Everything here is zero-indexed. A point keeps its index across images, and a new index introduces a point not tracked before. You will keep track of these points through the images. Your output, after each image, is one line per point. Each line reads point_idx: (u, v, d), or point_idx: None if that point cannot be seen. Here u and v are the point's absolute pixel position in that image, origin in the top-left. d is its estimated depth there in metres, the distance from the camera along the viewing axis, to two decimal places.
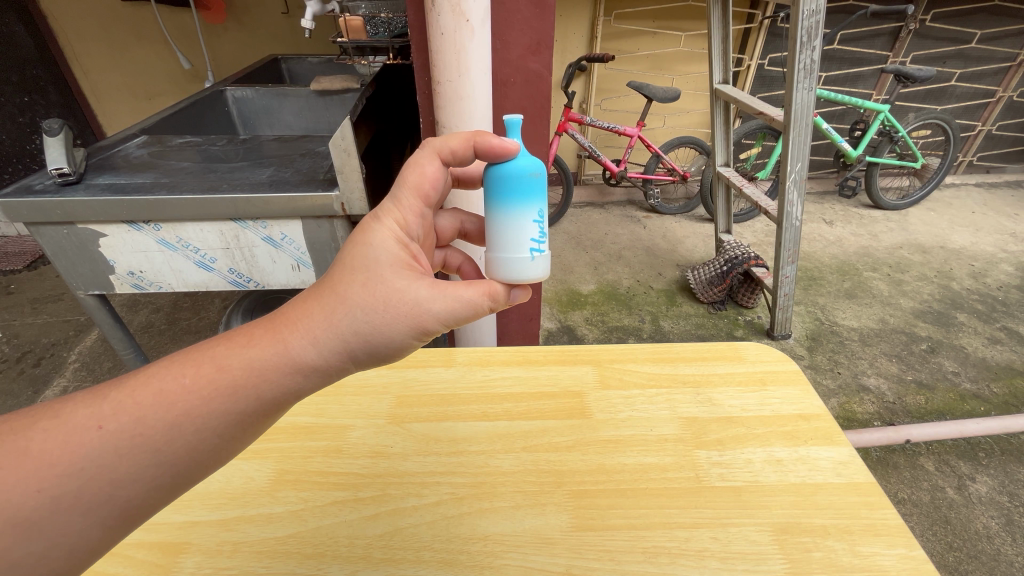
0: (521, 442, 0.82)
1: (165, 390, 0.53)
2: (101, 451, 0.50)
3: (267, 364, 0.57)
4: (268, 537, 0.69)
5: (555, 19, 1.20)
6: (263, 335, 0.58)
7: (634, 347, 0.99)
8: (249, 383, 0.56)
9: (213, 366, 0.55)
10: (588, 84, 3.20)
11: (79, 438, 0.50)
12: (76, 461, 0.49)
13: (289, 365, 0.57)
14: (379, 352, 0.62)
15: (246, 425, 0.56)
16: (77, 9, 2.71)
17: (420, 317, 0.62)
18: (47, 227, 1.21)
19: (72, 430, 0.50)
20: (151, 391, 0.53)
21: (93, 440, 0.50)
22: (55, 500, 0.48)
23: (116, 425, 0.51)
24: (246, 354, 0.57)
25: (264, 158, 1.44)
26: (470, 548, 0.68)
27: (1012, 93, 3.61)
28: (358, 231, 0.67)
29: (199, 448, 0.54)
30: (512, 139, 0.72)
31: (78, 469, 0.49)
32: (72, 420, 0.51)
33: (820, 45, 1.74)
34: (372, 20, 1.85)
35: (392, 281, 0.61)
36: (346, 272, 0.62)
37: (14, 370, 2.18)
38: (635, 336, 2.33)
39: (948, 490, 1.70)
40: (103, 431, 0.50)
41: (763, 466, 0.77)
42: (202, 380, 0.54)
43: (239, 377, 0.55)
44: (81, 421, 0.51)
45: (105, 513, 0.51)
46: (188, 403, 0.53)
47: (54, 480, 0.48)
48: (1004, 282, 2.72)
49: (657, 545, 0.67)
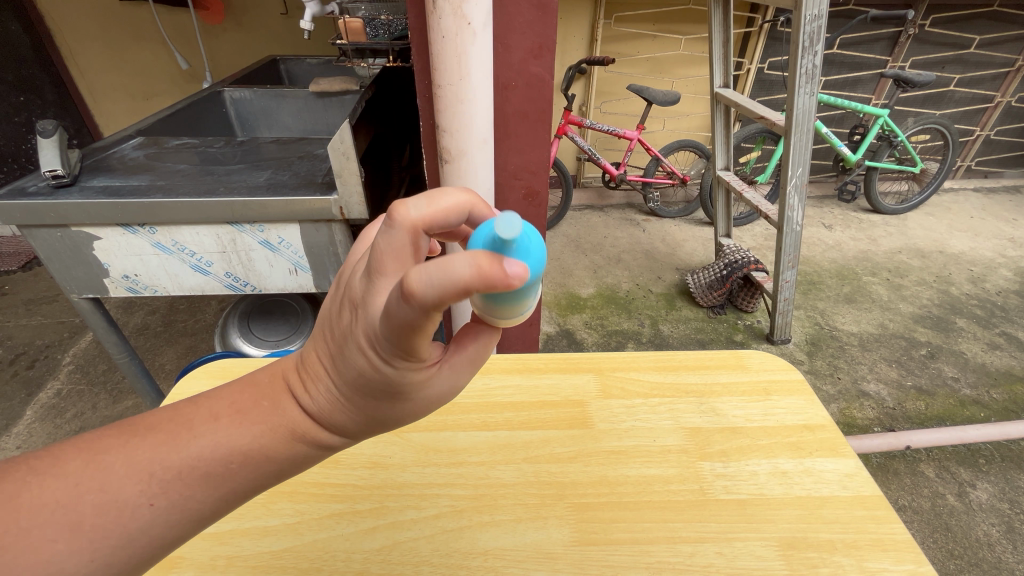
0: (521, 453, 0.80)
1: (214, 469, 0.43)
2: (153, 527, 0.42)
3: (303, 452, 0.46)
4: (262, 551, 0.68)
5: (557, 23, 1.19)
6: (293, 423, 0.45)
7: (637, 355, 0.97)
8: (292, 467, 0.47)
9: (258, 449, 0.44)
10: (588, 87, 3.19)
11: (128, 515, 0.41)
12: (126, 539, 0.41)
13: (320, 451, 0.47)
14: None
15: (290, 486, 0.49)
16: (73, 9, 2.69)
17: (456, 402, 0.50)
18: (40, 230, 1.19)
19: (116, 505, 0.41)
20: (197, 464, 0.43)
21: (144, 520, 0.41)
22: (105, 568, 0.41)
23: (170, 502, 0.42)
24: (284, 447, 0.45)
25: (262, 160, 1.42)
26: (470, 564, 0.66)
27: (1011, 98, 3.62)
28: (352, 348, 0.41)
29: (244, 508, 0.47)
30: (518, 264, 0.35)
31: (128, 541, 0.41)
32: (120, 491, 0.41)
33: (821, 50, 1.72)
34: (371, 22, 1.80)
35: (428, 396, 0.45)
36: (364, 393, 0.43)
37: (7, 373, 2.16)
38: (635, 340, 2.32)
39: (948, 498, 1.69)
40: (153, 508, 0.42)
41: (768, 479, 0.76)
42: (251, 465, 0.44)
43: (282, 460, 0.46)
44: (123, 495, 0.41)
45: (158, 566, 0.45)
46: (240, 482, 0.44)
47: (106, 550, 0.40)
48: (1003, 287, 2.72)
49: (661, 561, 0.66)
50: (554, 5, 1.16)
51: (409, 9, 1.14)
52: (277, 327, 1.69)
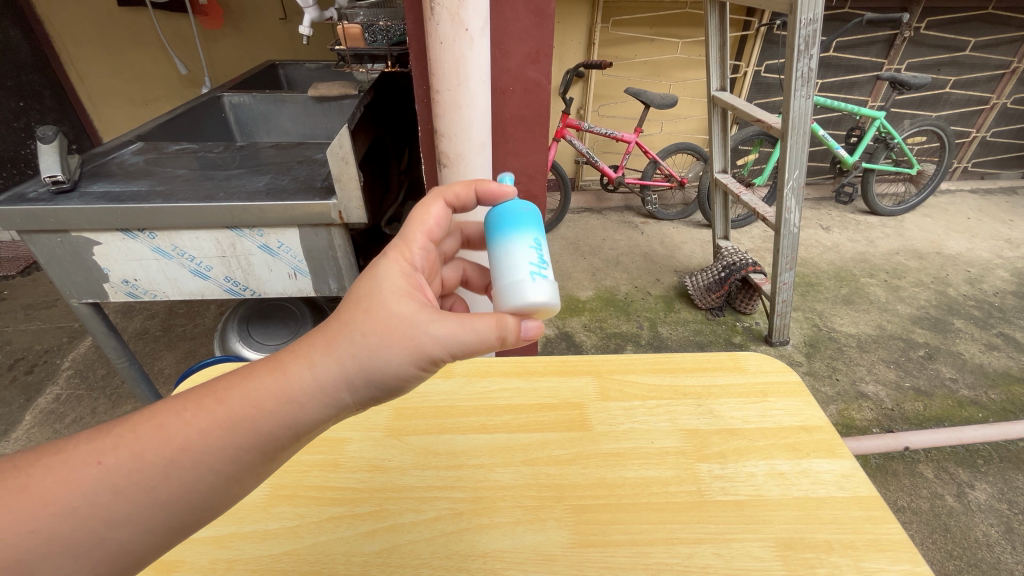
0: (520, 456, 0.81)
1: (166, 425, 0.51)
2: (98, 488, 0.48)
3: (263, 392, 0.53)
4: (262, 554, 0.68)
5: (554, 28, 1.19)
6: (261, 364, 0.56)
7: (635, 357, 0.98)
8: (245, 418, 0.53)
9: (213, 397, 0.53)
10: (586, 91, 3.21)
11: (79, 476, 0.48)
12: (72, 499, 0.47)
13: (279, 394, 0.54)
14: (379, 385, 0.58)
15: (242, 464, 0.53)
16: (73, 15, 2.70)
17: (424, 346, 0.57)
18: (41, 235, 1.19)
19: (72, 467, 0.48)
20: (152, 425, 0.51)
21: (91, 475, 0.48)
22: (47, 540, 0.46)
23: (116, 459, 0.49)
24: (246, 383, 0.54)
25: (261, 165, 1.43)
26: (469, 566, 0.67)
27: (1006, 99, 3.63)
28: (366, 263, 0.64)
29: (191, 489, 0.51)
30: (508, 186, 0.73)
31: (74, 503, 0.47)
32: (75, 455, 0.49)
33: (817, 54, 1.74)
34: (370, 27, 1.78)
35: (396, 307, 0.57)
36: (348, 301, 0.59)
37: (7, 378, 2.15)
38: (634, 343, 2.32)
39: (947, 498, 1.70)
40: (102, 466, 0.49)
41: (766, 480, 0.76)
42: (204, 413, 0.52)
43: (232, 409, 0.53)
44: (81, 457, 0.49)
45: (96, 555, 0.48)
46: (186, 437, 0.51)
47: (47, 520, 0.46)
48: (1001, 288, 2.73)
49: (659, 562, 0.66)
50: (551, 10, 1.17)
51: (405, 14, 1.15)
52: (276, 331, 1.69)
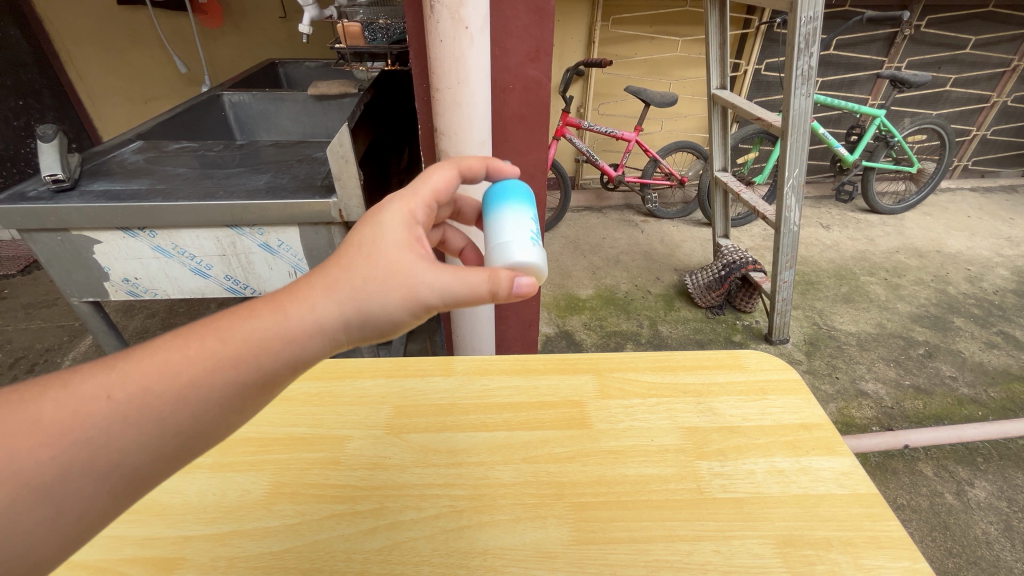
0: (520, 453, 0.81)
1: (171, 361, 0.51)
2: (108, 419, 0.47)
3: (264, 331, 0.54)
4: (263, 552, 0.68)
5: (554, 26, 1.19)
6: (263, 305, 0.56)
7: (634, 355, 0.98)
8: (248, 356, 0.53)
9: (216, 335, 0.53)
10: (586, 90, 3.20)
11: (87, 410, 0.47)
12: (83, 429, 0.46)
13: (279, 335, 0.54)
14: (376, 329, 0.59)
15: (247, 397, 0.54)
16: (73, 14, 2.70)
17: (419, 295, 0.58)
18: (41, 233, 1.20)
19: (79, 399, 0.47)
20: (158, 360, 0.51)
21: (101, 409, 0.47)
22: (63, 467, 0.46)
23: (126, 393, 0.48)
24: (249, 323, 0.54)
25: (261, 164, 1.43)
26: (469, 563, 0.67)
27: (1007, 97, 3.63)
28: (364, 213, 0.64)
29: (202, 419, 0.52)
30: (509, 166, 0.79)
31: (86, 432, 0.47)
32: (82, 389, 0.48)
33: (817, 52, 1.73)
34: (370, 25, 1.72)
35: (393, 256, 0.58)
36: (349, 247, 0.59)
37: (7, 376, 2.16)
38: (633, 341, 2.33)
39: (947, 496, 1.70)
40: (112, 400, 0.48)
41: (766, 477, 0.76)
42: (208, 350, 0.52)
43: (236, 345, 0.53)
44: (87, 390, 0.48)
45: (113, 480, 0.48)
46: (194, 372, 0.51)
47: (62, 446, 0.46)
48: (1000, 286, 2.73)
49: (658, 559, 0.66)
50: (551, 8, 1.17)
51: (405, 12, 1.15)
52: None
